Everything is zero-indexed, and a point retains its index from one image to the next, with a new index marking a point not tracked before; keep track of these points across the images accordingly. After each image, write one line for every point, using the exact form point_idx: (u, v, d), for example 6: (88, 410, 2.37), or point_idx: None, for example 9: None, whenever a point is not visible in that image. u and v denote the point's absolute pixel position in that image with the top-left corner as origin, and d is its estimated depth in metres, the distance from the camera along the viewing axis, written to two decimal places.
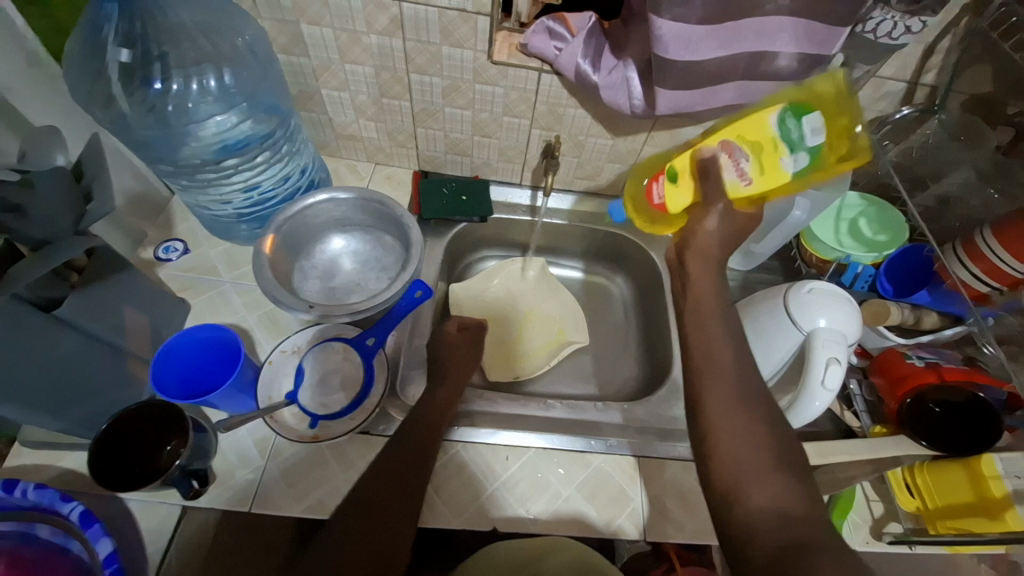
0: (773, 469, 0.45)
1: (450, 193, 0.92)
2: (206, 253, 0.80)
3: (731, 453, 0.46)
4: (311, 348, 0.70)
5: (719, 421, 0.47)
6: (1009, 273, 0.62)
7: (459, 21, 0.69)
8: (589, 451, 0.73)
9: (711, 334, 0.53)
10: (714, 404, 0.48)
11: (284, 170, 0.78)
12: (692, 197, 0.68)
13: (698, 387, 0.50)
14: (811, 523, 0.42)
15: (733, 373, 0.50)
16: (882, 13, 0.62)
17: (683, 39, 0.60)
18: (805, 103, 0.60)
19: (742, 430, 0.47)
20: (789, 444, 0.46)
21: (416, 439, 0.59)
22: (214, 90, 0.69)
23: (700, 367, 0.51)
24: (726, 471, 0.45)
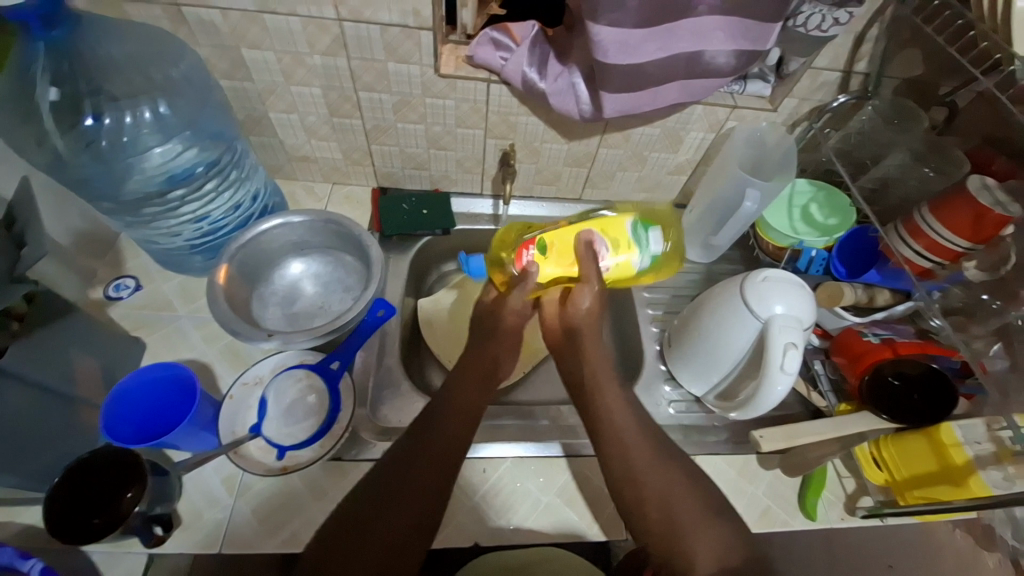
0: (708, 521, 0.55)
1: (410, 208, 0.91)
2: (160, 288, 0.78)
3: (674, 518, 0.56)
4: (274, 377, 0.68)
5: (648, 481, 0.59)
6: (949, 247, 0.65)
7: (402, 38, 0.69)
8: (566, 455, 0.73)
9: (615, 406, 0.65)
10: (653, 480, 0.59)
11: (234, 197, 0.77)
12: (562, 270, 0.72)
13: (624, 454, 0.61)
14: (736, 550, 0.53)
15: (649, 447, 0.61)
16: (810, 7, 0.66)
17: (621, 44, 0.61)
18: (651, 218, 0.76)
19: (675, 493, 0.57)
20: (697, 482, 0.59)
21: (439, 439, 0.60)
22: (150, 122, 0.67)
23: (614, 439, 0.63)
24: (665, 523, 0.56)
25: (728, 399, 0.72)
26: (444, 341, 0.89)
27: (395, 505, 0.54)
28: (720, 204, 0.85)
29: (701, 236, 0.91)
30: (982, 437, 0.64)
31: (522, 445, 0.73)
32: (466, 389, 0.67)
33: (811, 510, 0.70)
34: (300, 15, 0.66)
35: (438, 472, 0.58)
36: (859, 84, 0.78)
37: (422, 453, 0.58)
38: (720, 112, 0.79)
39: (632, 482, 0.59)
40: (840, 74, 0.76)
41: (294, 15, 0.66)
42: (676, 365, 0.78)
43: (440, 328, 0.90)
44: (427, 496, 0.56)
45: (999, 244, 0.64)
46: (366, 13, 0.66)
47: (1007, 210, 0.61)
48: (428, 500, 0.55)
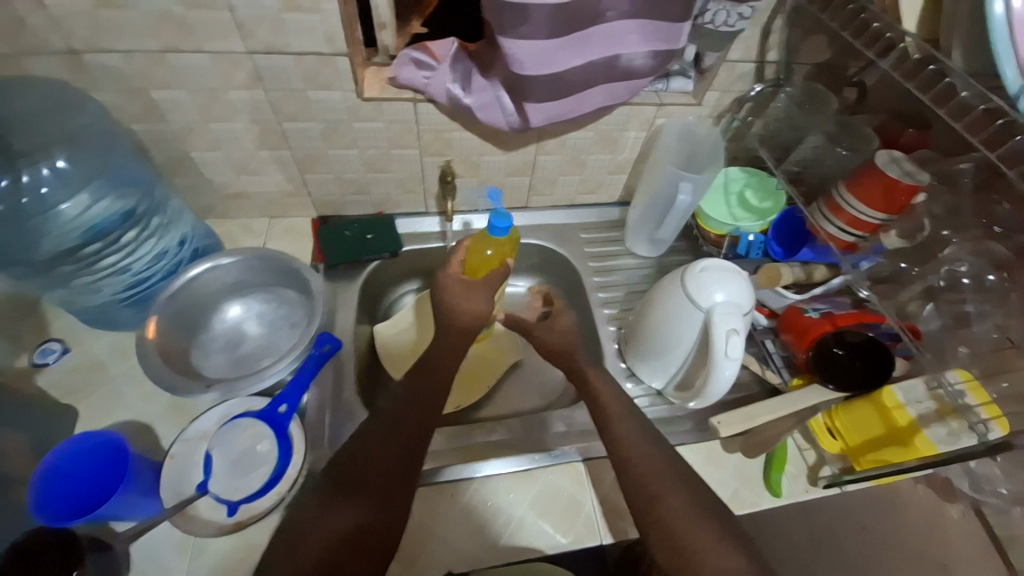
0: (721, 551, 0.53)
1: (354, 235, 0.90)
2: (91, 349, 0.74)
3: (693, 543, 0.54)
4: (220, 429, 0.65)
5: (663, 509, 0.57)
6: (868, 221, 0.68)
7: (319, 66, 0.67)
8: (535, 467, 0.72)
9: (629, 433, 0.65)
10: (667, 507, 0.57)
11: (158, 245, 0.74)
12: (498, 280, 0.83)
13: (639, 480, 0.60)
14: None
15: (668, 475, 0.60)
16: (715, 5, 0.68)
17: (535, 57, 0.62)
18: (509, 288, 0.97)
19: (695, 521, 0.56)
20: (711, 508, 0.58)
21: (411, 427, 0.63)
22: (49, 179, 0.65)
23: (627, 464, 0.62)
24: (683, 553, 0.53)
25: (685, 389, 0.74)
26: (399, 359, 0.88)
27: (358, 503, 0.55)
28: (657, 199, 0.88)
29: (646, 230, 0.93)
30: (922, 396, 0.67)
31: (491, 460, 0.72)
32: (439, 384, 0.71)
33: (776, 487, 0.71)
34: (207, 51, 0.64)
35: (399, 476, 0.59)
36: (774, 72, 0.81)
37: (382, 457, 0.59)
38: (648, 110, 0.81)
39: (651, 509, 0.57)
40: (755, 65, 0.79)
41: (201, 51, 0.64)
42: (634, 361, 0.79)
43: (398, 350, 0.88)
44: (390, 497, 0.57)
45: (911, 212, 0.67)
46: (277, 44, 0.64)
47: (915, 179, 0.64)
48: (387, 502, 0.57)
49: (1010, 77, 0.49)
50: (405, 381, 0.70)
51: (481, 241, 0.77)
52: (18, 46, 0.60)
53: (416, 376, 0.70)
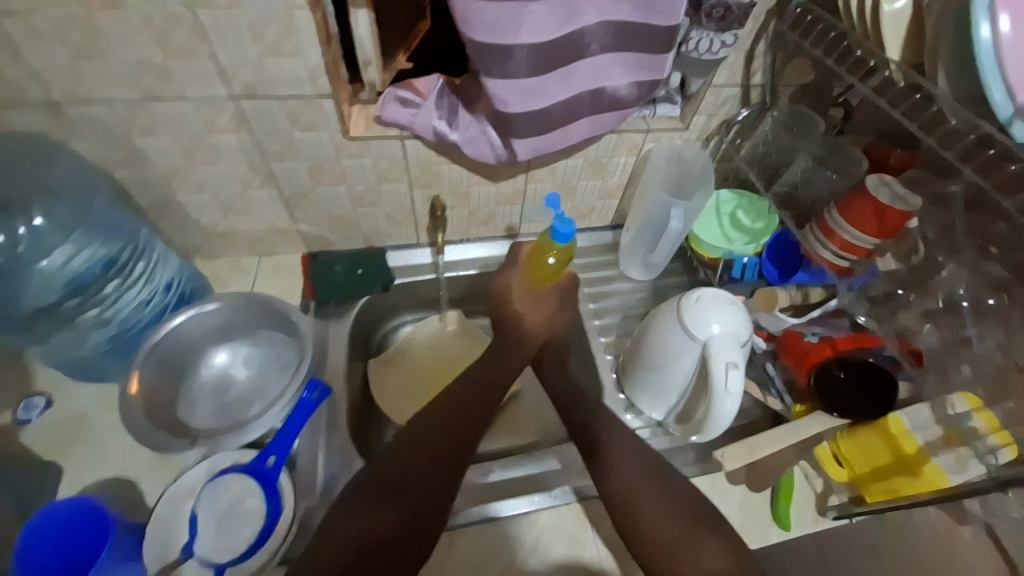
0: (704, 541, 0.59)
1: (345, 270, 0.89)
2: (77, 400, 0.74)
3: (680, 545, 0.59)
4: (206, 486, 0.63)
5: (647, 510, 0.62)
6: (862, 246, 0.67)
7: (303, 107, 0.67)
8: (534, 509, 0.70)
9: (613, 437, 0.70)
10: (650, 505, 0.62)
11: (142, 293, 0.72)
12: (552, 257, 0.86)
13: (623, 482, 0.65)
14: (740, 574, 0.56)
15: (661, 497, 0.63)
16: (698, 33, 0.68)
17: (519, 92, 0.61)
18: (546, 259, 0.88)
19: (682, 534, 0.59)
20: (689, 504, 0.63)
21: (453, 441, 0.67)
22: (26, 237, 0.65)
23: (609, 467, 0.66)
24: (667, 549, 0.58)
25: (687, 421, 0.72)
26: (395, 391, 0.88)
27: (390, 512, 0.58)
28: (650, 224, 0.88)
29: (639, 253, 0.92)
30: (928, 421, 0.66)
31: (490, 503, 0.70)
32: (485, 391, 0.75)
33: (784, 519, 0.69)
34: (190, 97, 0.64)
35: (433, 488, 0.62)
36: (759, 95, 0.80)
37: (417, 470, 0.63)
38: (636, 136, 0.81)
39: (633, 510, 0.62)
40: (740, 89, 0.79)
41: (184, 97, 0.64)
42: (633, 392, 0.77)
43: (392, 383, 0.88)
44: (418, 510, 0.60)
45: (904, 236, 0.67)
46: (261, 88, 0.64)
47: (907, 203, 0.63)
48: (422, 511, 0.60)
49: (999, 101, 0.46)
50: (449, 392, 0.75)
51: (545, 245, 0.83)
52: None
53: (463, 385, 0.76)
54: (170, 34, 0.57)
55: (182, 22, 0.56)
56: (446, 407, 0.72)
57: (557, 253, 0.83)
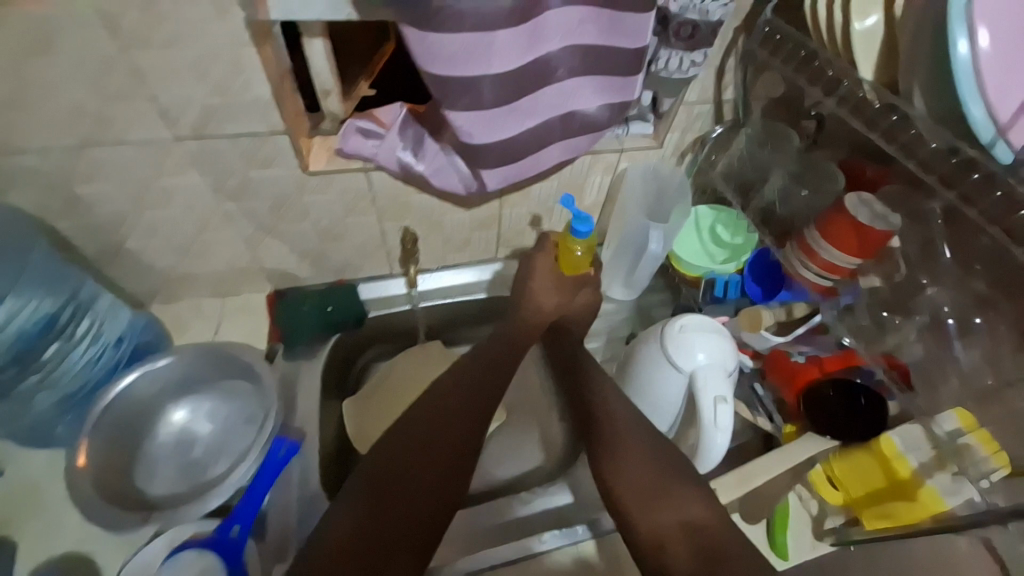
0: (683, 489, 0.59)
1: (314, 308, 0.83)
2: (25, 470, 0.68)
3: (657, 490, 0.59)
4: (163, 565, 0.59)
5: (627, 455, 0.63)
6: (844, 266, 0.65)
7: (256, 145, 0.63)
8: (539, 550, 0.68)
9: (609, 391, 0.70)
10: (632, 452, 0.63)
11: (89, 350, 0.68)
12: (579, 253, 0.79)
13: (613, 433, 0.65)
14: (712, 523, 0.56)
15: (647, 449, 0.63)
16: (667, 52, 0.66)
17: (484, 123, 0.58)
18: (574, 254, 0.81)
19: (660, 482, 0.60)
20: (671, 455, 0.63)
21: (449, 435, 0.66)
22: None
23: (602, 417, 0.68)
24: (642, 493, 0.59)
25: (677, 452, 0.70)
26: (373, 414, 0.78)
27: (390, 514, 0.58)
28: (628, 245, 0.86)
29: (621, 271, 0.88)
30: (919, 442, 0.65)
31: (480, 552, 0.68)
32: (482, 372, 0.73)
33: (782, 549, 0.67)
34: (131, 141, 0.59)
35: (433, 488, 0.61)
36: (732, 111, 0.79)
37: (418, 464, 0.62)
38: (609, 156, 0.79)
39: (616, 456, 0.63)
40: (712, 105, 0.78)
41: (124, 142, 0.59)
42: None
43: (375, 406, 0.78)
44: (428, 506, 0.60)
45: (887, 256, 0.66)
46: (210, 128, 0.60)
47: (887, 223, 0.62)
48: (423, 510, 0.59)
49: (978, 119, 0.45)
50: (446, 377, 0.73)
51: (568, 241, 0.75)
52: None
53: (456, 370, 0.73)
54: (104, 77, 0.53)
55: (115, 64, 0.52)
56: (438, 402, 0.69)
57: (585, 245, 0.74)
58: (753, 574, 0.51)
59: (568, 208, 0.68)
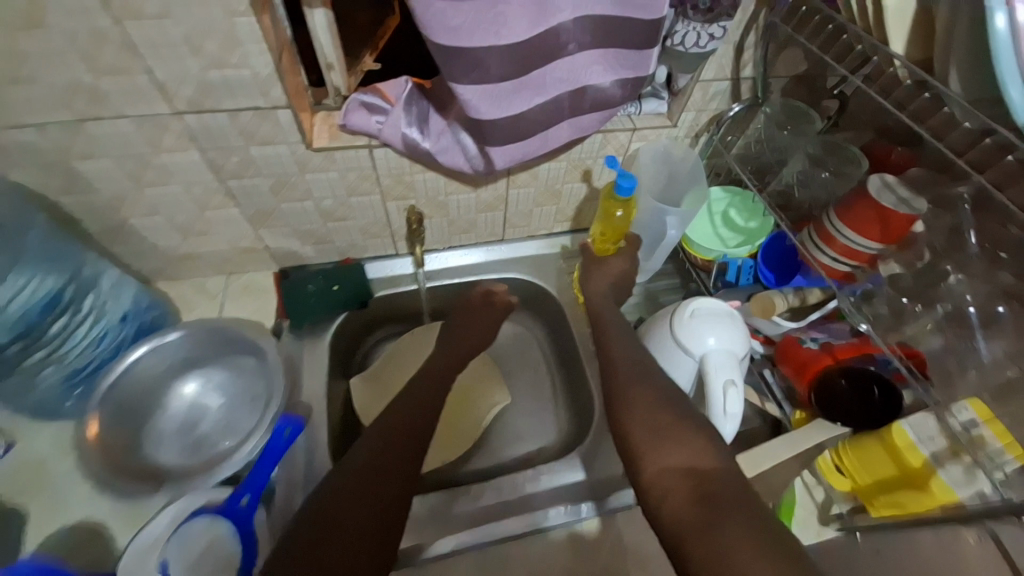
0: (685, 432, 0.55)
1: (319, 288, 0.82)
2: (36, 443, 0.69)
3: (659, 434, 0.56)
4: (174, 533, 0.57)
5: (628, 397, 0.61)
6: (864, 252, 0.63)
7: (257, 121, 0.61)
8: (549, 526, 0.69)
9: (619, 346, 0.69)
10: (639, 399, 0.60)
11: (91, 331, 0.68)
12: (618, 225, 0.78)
13: (615, 382, 0.64)
14: (718, 469, 0.51)
15: (654, 399, 0.60)
16: (684, 25, 0.63)
17: (492, 99, 0.56)
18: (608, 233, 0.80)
19: (670, 429, 0.56)
20: (680, 402, 0.59)
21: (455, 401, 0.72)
22: None
23: (606, 361, 0.68)
24: (645, 438, 0.56)
25: None
26: (377, 396, 0.82)
27: (403, 458, 0.61)
28: (645, 232, 0.83)
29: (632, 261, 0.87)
30: (933, 433, 0.62)
31: (488, 526, 0.69)
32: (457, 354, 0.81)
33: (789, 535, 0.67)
34: (130, 116, 0.58)
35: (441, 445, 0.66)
36: (750, 89, 0.76)
37: (409, 454, 0.62)
38: (621, 136, 0.76)
39: (621, 401, 0.61)
40: (730, 83, 0.75)
41: (123, 117, 0.58)
42: None
43: (389, 377, 0.83)
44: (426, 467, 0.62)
45: (910, 244, 0.63)
46: (208, 102, 0.58)
47: (911, 207, 0.60)
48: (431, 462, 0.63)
49: (1016, 100, 0.42)
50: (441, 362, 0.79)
51: (610, 202, 0.75)
52: None
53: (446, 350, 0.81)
54: (99, 50, 0.51)
55: (108, 36, 0.50)
56: (415, 407, 0.68)
57: (625, 207, 0.75)
58: (753, 519, 0.46)
59: (612, 167, 0.69)
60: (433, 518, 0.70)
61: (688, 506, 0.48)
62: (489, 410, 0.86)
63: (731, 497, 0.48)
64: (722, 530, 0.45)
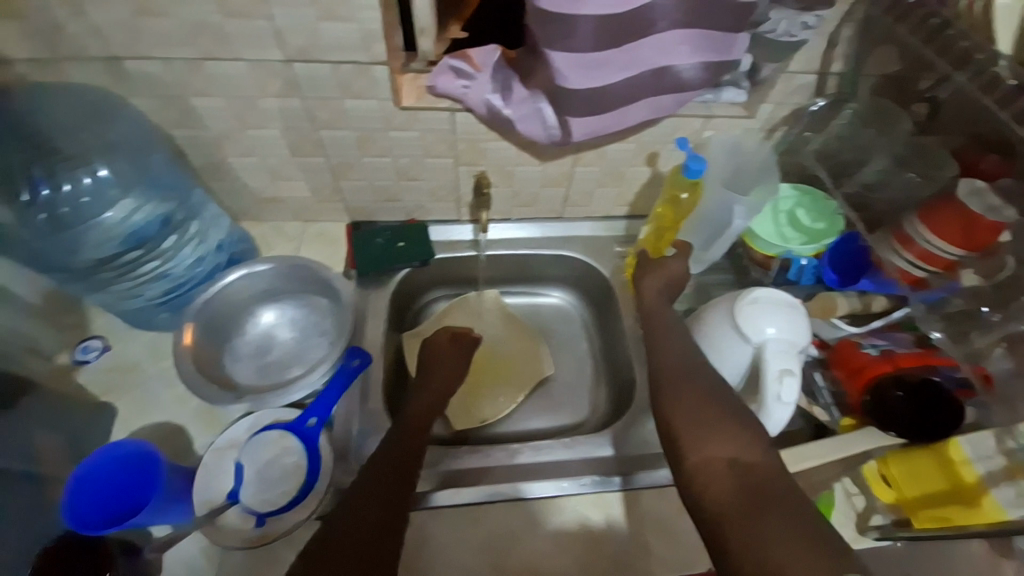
0: (733, 425, 0.54)
1: (385, 242, 0.88)
2: (129, 348, 0.77)
3: (704, 423, 0.54)
4: (249, 440, 0.66)
5: (674, 385, 0.60)
6: (941, 256, 0.63)
7: (355, 74, 0.66)
8: (574, 493, 0.72)
9: (663, 332, 0.69)
10: (683, 388, 0.60)
11: (195, 252, 0.76)
12: (678, 210, 0.79)
13: (660, 371, 0.63)
14: (767, 467, 0.49)
15: (700, 391, 0.59)
16: (777, 13, 0.63)
17: (582, 68, 0.59)
18: (666, 217, 0.81)
19: (712, 419, 0.55)
20: (726, 397, 0.58)
21: None
22: (88, 188, 0.68)
23: (653, 347, 0.68)
24: (690, 428, 0.55)
25: None
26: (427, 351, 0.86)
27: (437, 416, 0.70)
28: (705, 221, 0.80)
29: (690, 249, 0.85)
30: (992, 452, 0.64)
31: (498, 485, 0.72)
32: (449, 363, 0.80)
33: None
34: (246, 59, 0.64)
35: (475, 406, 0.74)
36: (836, 86, 0.75)
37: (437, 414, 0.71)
38: (695, 121, 0.76)
39: (663, 390, 0.60)
40: (816, 76, 0.73)
41: (240, 60, 0.64)
42: None
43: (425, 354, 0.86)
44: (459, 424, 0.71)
45: (993, 252, 0.62)
46: (315, 53, 0.63)
47: (999, 215, 0.59)
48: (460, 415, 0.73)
49: None
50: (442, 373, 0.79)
51: (675, 184, 0.77)
52: (61, 52, 0.61)
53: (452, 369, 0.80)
54: None
55: None
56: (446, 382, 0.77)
57: (691, 190, 0.76)
58: (805, 521, 0.44)
59: (681, 149, 0.70)
60: (466, 468, 0.74)
61: (732, 497, 0.47)
62: (527, 386, 0.88)
63: (782, 495, 0.46)
64: (773, 515, 0.44)
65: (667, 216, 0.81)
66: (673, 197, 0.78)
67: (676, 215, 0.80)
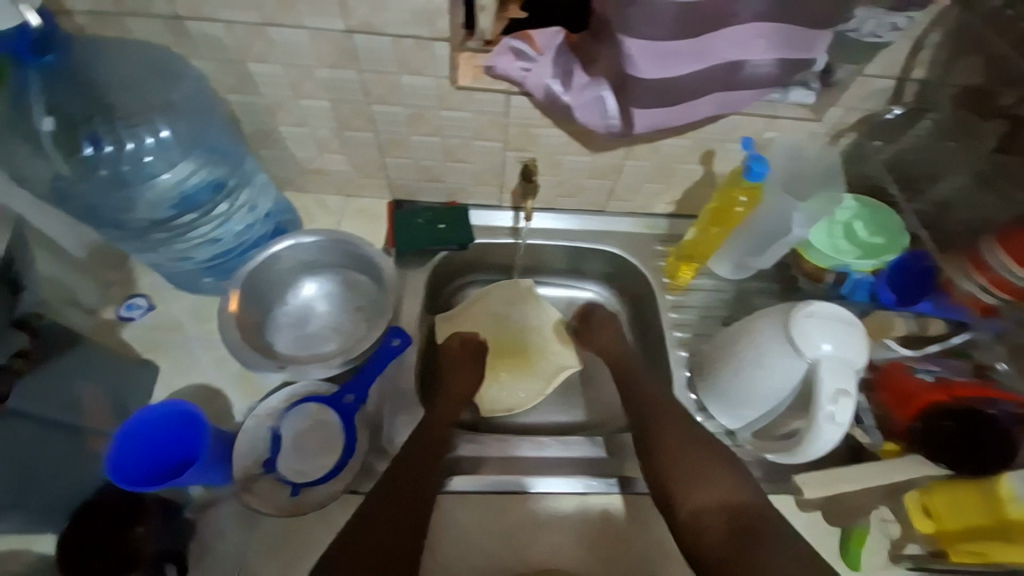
0: (717, 468, 0.63)
1: (425, 224, 0.87)
2: (172, 308, 0.79)
3: (694, 471, 0.63)
4: (287, 411, 0.68)
5: (662, 436, 0.68)
6: (1016, 284, 0.63)
7: (415, 50, 0.64)
8: (591, 493, 0.70)
9: (648, 381, 0.76)
10: (669, 438, 0.67)
11: (244, 219, 0.78)
12: (732, 210, 0.75)
13: (647, 420, 0.70)
14: (751, 507, 0.59)
15: (684, 438, 0.67)
16: (865, 12, 0.59)
17: (656, 56, 0.56)
18: (716, 215, 0.77)
19: (699, 467, 0.63)
20: (708, 442, 0.67)
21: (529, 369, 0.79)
22: (152, 147, 0.68)
23: (639, 396, 0.74)
24: (680, 479, 0.63)
25: (766, 437, 0.69)
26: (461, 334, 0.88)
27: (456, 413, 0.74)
28: (760, 227, 0.77)
29: (737, 254, 0.82)
30: None
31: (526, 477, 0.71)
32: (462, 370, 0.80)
33: (852, 562, 0.65)
34: (307, 27, 0.63)
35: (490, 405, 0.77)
36: (914, 95, 0.70)
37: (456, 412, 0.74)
38: (759, 121, 0.72)
39: (652, 441, 0.68)
40: (895, 82, 0.68)
41: (301, 27, 0.63)
42: (705, 396, 0.74)
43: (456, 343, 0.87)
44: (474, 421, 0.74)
45: None
46: (376, 24, 0.62)
47: None
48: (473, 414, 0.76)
49: None
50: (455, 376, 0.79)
51: (733, 186, 0.72)
52: (123, 7, 0.61)
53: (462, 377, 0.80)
54: None
55: None
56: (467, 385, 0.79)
57: (750, 194, 0.72)
58: (791, 560, 0.54)
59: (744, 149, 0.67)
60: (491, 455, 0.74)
61: (728, 542, 0.56)
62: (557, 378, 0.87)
63: (768, 535, 0.56)
64: (767, 549, 0.55)
65: (718, 214, 0.76)
66: (731, 198, 0.73)
67: (728, 215, 0.76)
